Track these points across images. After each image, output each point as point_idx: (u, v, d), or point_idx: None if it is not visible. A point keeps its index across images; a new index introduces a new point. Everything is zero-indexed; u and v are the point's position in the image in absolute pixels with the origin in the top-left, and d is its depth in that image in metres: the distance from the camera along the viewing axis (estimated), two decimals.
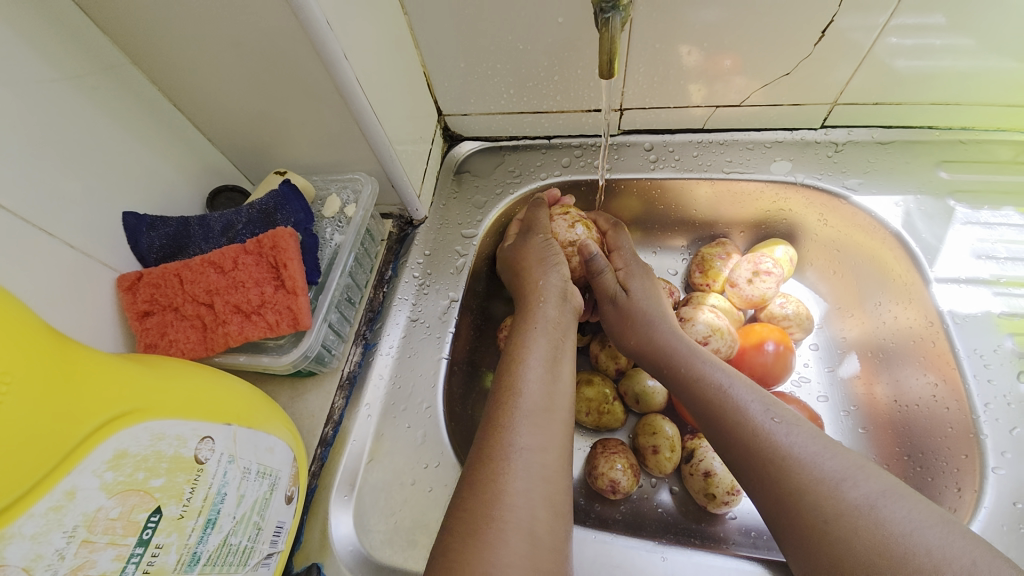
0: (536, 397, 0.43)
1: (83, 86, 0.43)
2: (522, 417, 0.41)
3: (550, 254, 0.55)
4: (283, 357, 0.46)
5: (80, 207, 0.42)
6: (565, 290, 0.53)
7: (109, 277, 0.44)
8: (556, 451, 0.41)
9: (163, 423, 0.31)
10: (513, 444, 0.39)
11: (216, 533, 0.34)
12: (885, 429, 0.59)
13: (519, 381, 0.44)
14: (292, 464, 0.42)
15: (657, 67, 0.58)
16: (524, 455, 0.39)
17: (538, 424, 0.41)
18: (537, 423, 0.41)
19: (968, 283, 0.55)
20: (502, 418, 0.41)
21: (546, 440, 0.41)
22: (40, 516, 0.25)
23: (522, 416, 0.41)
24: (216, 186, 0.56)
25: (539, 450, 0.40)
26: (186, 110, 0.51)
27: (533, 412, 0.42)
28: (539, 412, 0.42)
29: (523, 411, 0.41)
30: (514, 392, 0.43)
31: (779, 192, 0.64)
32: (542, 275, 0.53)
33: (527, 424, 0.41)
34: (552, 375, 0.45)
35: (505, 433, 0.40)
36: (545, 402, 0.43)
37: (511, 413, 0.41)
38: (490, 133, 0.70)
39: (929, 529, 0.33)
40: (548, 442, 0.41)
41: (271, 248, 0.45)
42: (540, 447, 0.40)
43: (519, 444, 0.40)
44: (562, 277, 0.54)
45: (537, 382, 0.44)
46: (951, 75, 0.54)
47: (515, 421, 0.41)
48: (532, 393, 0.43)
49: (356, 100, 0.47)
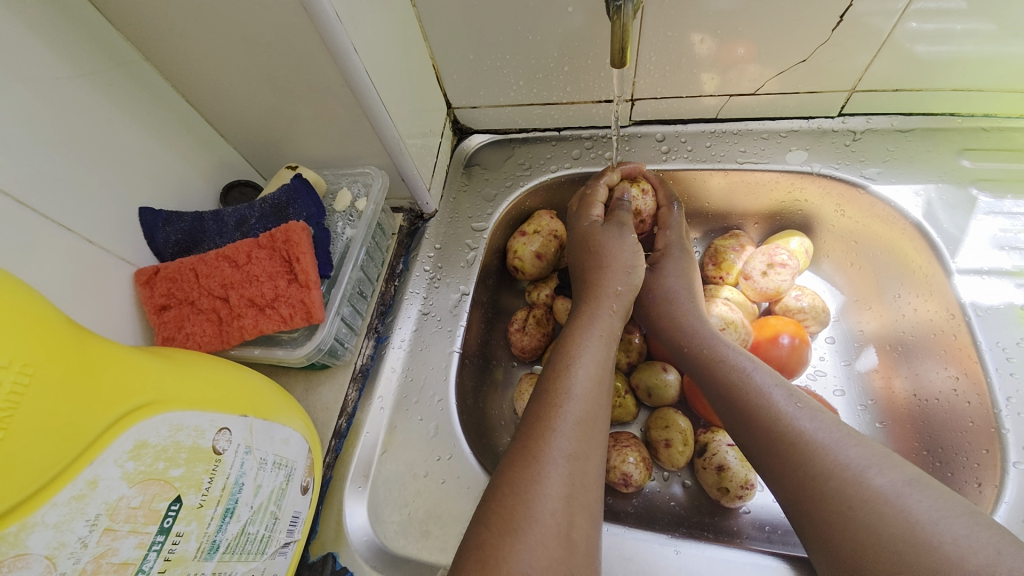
0: (584, 406, 0.42)
1: (98, 83, 0.43)
2: (569, 423, 0.41)
3: (634, 263, 0.54)
4: (296, 350, 0.46)
5: (97, 203, 0.43)
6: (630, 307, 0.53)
7: (127, 272, 0.45)
8: (598, 461, 0.41)
9: (182, 414, 0.32)
10: (557, 449, 0.39)
11: (234, 522, 0.34)
12: (904, 423, 0.58)
13: (571, 387, 0.43)
14: (307, 455, 0.43)
15: (669, 56, 0.57)
16: (568, 462, 0.39)
17: (584, 433, 0.41)
18: (584, 432, 0.41)
19: (991, 275, 0.53)
20: (549, 422, 0.41)
21: (588, 449, 0.41)
22: (63, 505, 0.26)
23: (568, 422, 0.41)
24: (229, 181, 0.57)
25: (582, 459, 0.40)
26: (198, 106, 0.51)
27: (581, 420, 0.42)
28: (585, 421, 0.42)
29: (570, 419, 0.41)
30: (563, 397, 0.43)
31: (795, 182, 0.63)
32: (619, 282, 0.52)
33: (574, 432, 0.41)
34: (601, 386, 0.45)
35: (550, 438, 0.40)
36: (590, 413, 0.42)
37: (558, 418, 0.41)
38: (500, 125, 0.70)
39: (952, 521, 0.33)
40: (589, 450, 0.41)
41: (284, 242, 0.45)
42: (582, 455, 0.40)
43: (564, 451, 0.39)
44: (633, 291, 0.53)
45: (588, 391, 0.44)
46: (973, 61, 0.53)
47: (562, 426, 0.41)
48: (581, 401, 0.43)
49: (366, 94, 0.47)
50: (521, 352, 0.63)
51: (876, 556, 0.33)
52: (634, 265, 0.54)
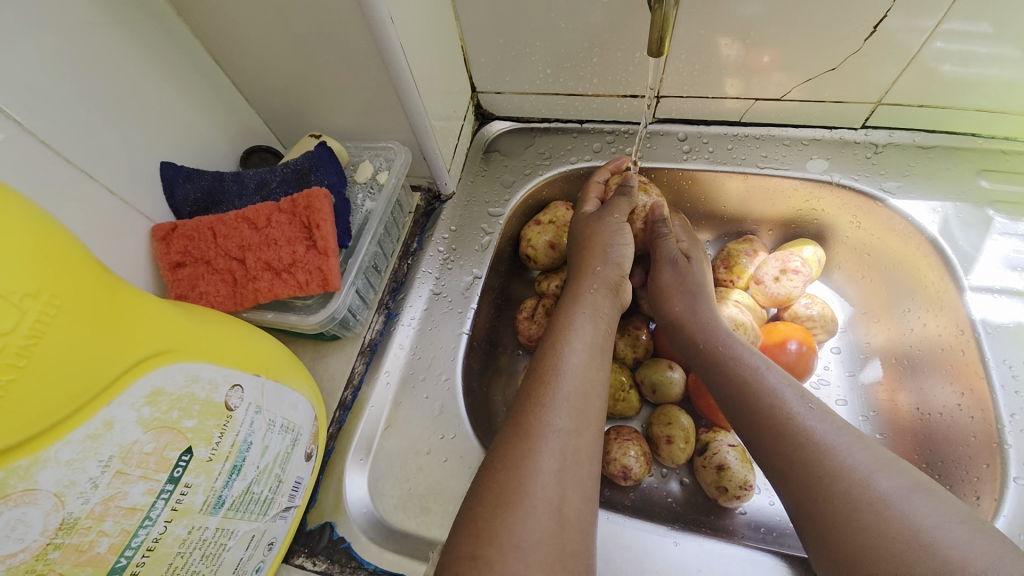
0: (576, 382, 0.42)
1: (128, 34, 0.43)
2: (561, 399, 0.41)
3: (615, 243, 0.54)
4: (309, 317, 0.46)
5: (120, 154, 0.43)
6: (619, 284, 0.53)
7: (145, 226, 0.45)
8: (592, 435, 0.41)
9: (197, 366, 0.31)
10: (549, 424, 0.39)
11: (241, 479, 0.34)
12: (905, 435, 0.58)
13: (561, 363, 0.44)
14: (313, 423, 0.43)
15: (698, 56, 0.56)
16: (559, 437, 0.39)
17: (577, 409, 0.41)
18: (576, 408, 0.41)
19: (1001, 294, 0.54)
20: (541, 398, 0.41)
21: (582, 425, 0.40)
22: (77, 443, 0.25)
23: (560, 399, 0.41)
24: (250, 145, 0.57)
25: (574, 434, 0.40)
26: (226, 67, 0.51)
27: (573, 396, 0.41)
28: (577, 398, 0.42)
29: (562, 395, 0.41)
30: (556, 373, 0.43)
31: (813, 190, 0.63)
32: (599, 263, 0.52)
33: (566, 407, 0.41)
34: (593, 362, 0.45)
35: (543, 413, 0.40)
36: (584, 388, 0.42)
37: (549, 393, 0.41)
38: (522, 113, 0.69)
39: (954, 526, 0.33)
40: (583, 426, 0.40)
41: (305, 208, 0.45)
42: (575, 430, 0.40)
43: (556, 426, 0.39)
44: (619, 269, 0.53)
45: (577, 366, 0.44)
46: (999, 84, 0.53)
47: (555, 402, 0.41)
48: (572, 377, 0.43)
49: (396, 67, 0.46)
50: (528, 341, 0.63)
51: (877, 558, 0.33)
52: (618, 244, 0.54)
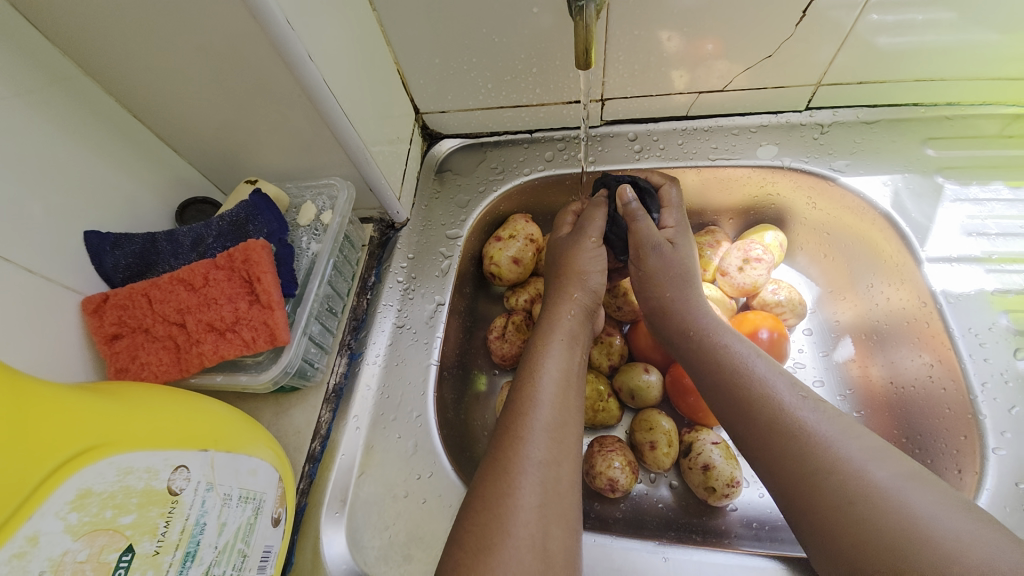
0: (553, 410, 0.41)
1: (32, 101, 0.40)
2: (538, 430, 0.40)
3: (595, 269, 0.53)
4: (261, 375, 0.44)
5: (39, 229, 0.40)
6: (594, 310, 0.52)
7: (74, 301, 0.42)
8: (570, 464, 0.40)
9: (131, 455, 0.29)
10: (528, 457, 0.38)
11: (197, 566, 0.32)
12: (883, 411, 0.58)
13: (538, 393, 0.42)
14: (277, 485, 0.41)
15: (636, 55, 0.56)
16: (539, 469, 0.38)
17: (555, 439, 0.40)
18: (555, 437, 0.40)
19: (961, 262, 0.54)
20: (519, 432, 0.40)
21: (560, 454, 0.39)
22: (3, 564, 0.23)
23: (538, 430, 0.40)
24: (186, 198, 0.54)
25: (554, 465, 0.39)
26: (148, 121, 0.49)
27: (550, 425, 0.40)
28: (555, 426, 0.40)
29: (539, 425, 0.40)
30: (531, 404, 0.41)
31: (766, 176, 0.63)
32: (578, 288, 0.51)
33: (544, 438, 0.39)
34: (571, 386, 0.44)
35: (520, 446, 0.39)
36: (559, 417, 0.41)
37: (526, 425, 0.40)
38: (469, 129, 0.68)
39: (951, 516, 0.32)
40: (562, 455, 0.39)
41: (243, 262, 0.43)
42: (554, 460, 0.39)
43: (535, 458, 0.38)
44: (595, 296, 0.52)
45: (555, 394, 0.42)
46: (933, 51, 0.53)
47: (531, 434, 0.39)
48: (549, 405, 0.41)
49: (325, 102, 0.45)
50: (502, 360, 0.62)
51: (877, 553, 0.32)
52: (593, 269, 0.53)
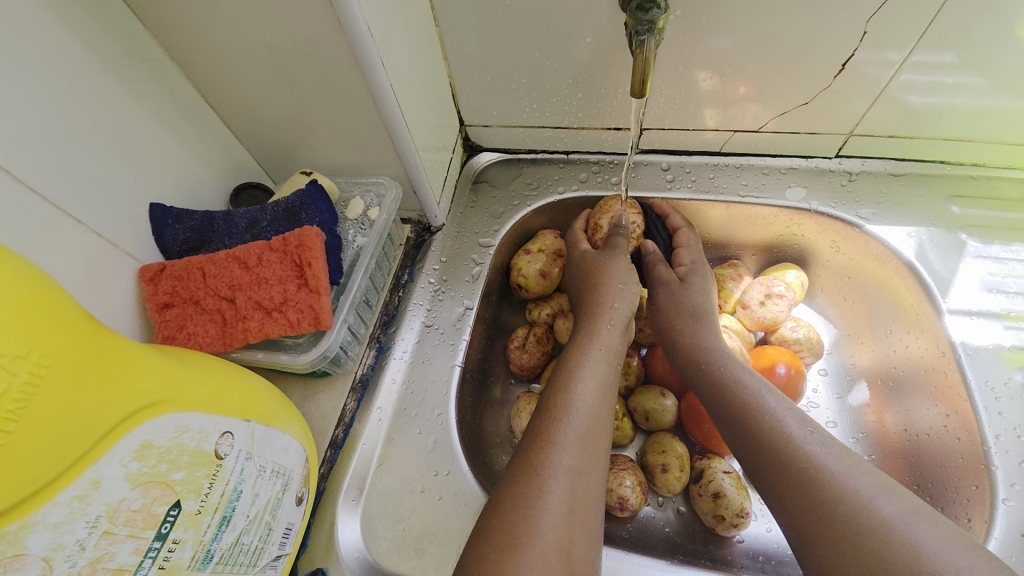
0: (586, 419, 0.42)
1: (119, 77, 0.43)
2: (572, 438, 0.41)
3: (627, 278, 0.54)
4: (301, 356, 0.45)
5: (109, 196, 0.43)
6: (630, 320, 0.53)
7: (132, 268, 0.44)
8: (598, 476, 0.41)
9: (187, 415, 0.31)
10: (559, 463, 0.39)
11: (230, 531, 0.33)
12: (896, 458, 0.59)
13: (572, 401, 0.43)
14: (304, 465, 0.42)
15: (678, 90, 0.59)
16: (570, 476, 0.39)
17: (586, 448, 0.41)
18: (585, 447, 0.41)
19: (980, 316, 0.56)
20: (550, 436, 0.41)
21: (589, 464, 0.41)
22: (65, 505, 0.25)
23: (571, 437, 0.41)
24: (240, 182, 0.57)
25: (583, 474, 0.40)
26: (217, 106, 0.51)
27: (583, 434, 0.42)
28: (587, 436, 0.42)
29: (573, 433, 0.41)
30: (565, 412, 0.43)
31: (793, 217, 0.65)
32: (616, 296, 0.53)
33: (576, 445, 0.41)
34: (604, 400, 0.45)
35: (553, 452, 0.40)
36: (592, 427, 0.42)
37: (560, 432, 0.41)
38: (509, 145, 0.71)
39: (954, 552, 0.33)
40: (590, 465, 0.41)
41: (297, 246, 0.45)
42: (583, 470, 0.40)
43: (565, 465, 0.39)
44: (631, 304, 0.54)
45: (589, 406, 0.43)
46: (965, 113, 0.55)
47: (566, 440, 0.41)
48: (582, 415, 0.43)
49: (387, 105, 0.47)
50: (520, 370, 0.63)
51: None
52: (628, 283, 0.54)
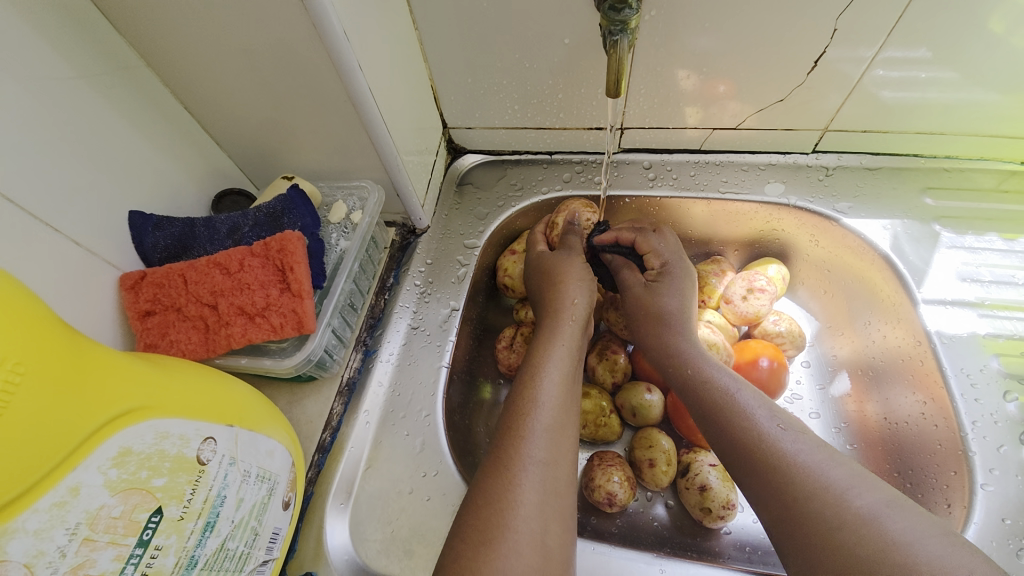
0: (553, 413, 0.43)
1: (97, 86, 0.43)
2: (539, 431, 0.41)
3: (585, 279, 0.54)
4: (285, 360, 0.46)
5: (89, 205, 0.42)
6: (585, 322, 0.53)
7: (113, 276, 0.44)
8: (568, 467, 0.41)
9: (168, 421, 0.31)
10: (529, 457, 0.40)
11: (214, 537, 0.33)
12: (875, 446, 0.60)
13: (539, 396, 0.44)
14: (291, 469, 0.42)
15: (657, 90, 0.59)
16: (540, 468, 0.39)
17: (555, 440, 0.42)
18: (554, 439, 0.42)
19: (954, 305, 0.57)
20: (519, 430, 0.41)
21: (558, 456, 0.41)
22: (44, 512, 0.25)
23: (538, 430, 0.41)
24: (222, 189, 0.57)
25: (553, 465, 0.40)
26: (197, 113, 0.51)
27: (551, 427, 0.42)
28: (554, 428, 0.42)
29: (541, 426, 0.42)
30: (533, 406, 0.43)
31: (772, 212, 0.66)
32: (576, 294, 0.53)
33: (545, 438, 0.41)
34: (569, 394, 0.45)
35: (522, 445, 0.40)
36: (559, 420, 0.43)
37: (527, 425, 0.42)
38: (493, 146, 0.71)
39: (933, 536, 0.34)
40: (561, 456, 0.41)
41: (278, 251, 0.45)
42: (553, 461, 0.40)
43: (536, 458, 0.40)
44: (587, 308, 0.53)
45: (555, 400, 0.44)
46: (937, 107, 0.57)
47: (533, 434, 0.41)
48: (549, 409, 0.43)
49: (367, 109, 0.48)
50: (508, 370, 0.64)
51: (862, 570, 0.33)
52: (588, 281, 0.54)
